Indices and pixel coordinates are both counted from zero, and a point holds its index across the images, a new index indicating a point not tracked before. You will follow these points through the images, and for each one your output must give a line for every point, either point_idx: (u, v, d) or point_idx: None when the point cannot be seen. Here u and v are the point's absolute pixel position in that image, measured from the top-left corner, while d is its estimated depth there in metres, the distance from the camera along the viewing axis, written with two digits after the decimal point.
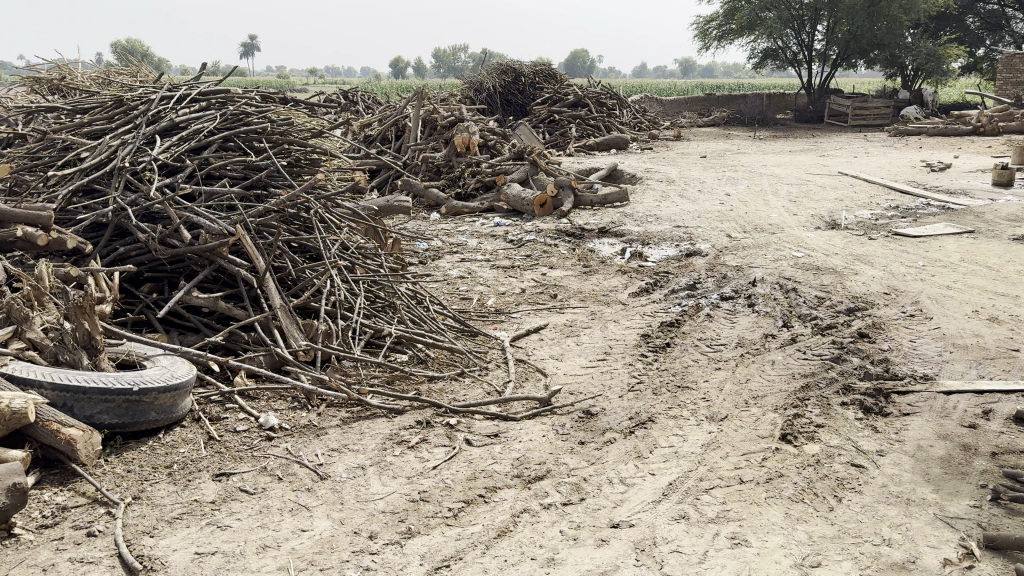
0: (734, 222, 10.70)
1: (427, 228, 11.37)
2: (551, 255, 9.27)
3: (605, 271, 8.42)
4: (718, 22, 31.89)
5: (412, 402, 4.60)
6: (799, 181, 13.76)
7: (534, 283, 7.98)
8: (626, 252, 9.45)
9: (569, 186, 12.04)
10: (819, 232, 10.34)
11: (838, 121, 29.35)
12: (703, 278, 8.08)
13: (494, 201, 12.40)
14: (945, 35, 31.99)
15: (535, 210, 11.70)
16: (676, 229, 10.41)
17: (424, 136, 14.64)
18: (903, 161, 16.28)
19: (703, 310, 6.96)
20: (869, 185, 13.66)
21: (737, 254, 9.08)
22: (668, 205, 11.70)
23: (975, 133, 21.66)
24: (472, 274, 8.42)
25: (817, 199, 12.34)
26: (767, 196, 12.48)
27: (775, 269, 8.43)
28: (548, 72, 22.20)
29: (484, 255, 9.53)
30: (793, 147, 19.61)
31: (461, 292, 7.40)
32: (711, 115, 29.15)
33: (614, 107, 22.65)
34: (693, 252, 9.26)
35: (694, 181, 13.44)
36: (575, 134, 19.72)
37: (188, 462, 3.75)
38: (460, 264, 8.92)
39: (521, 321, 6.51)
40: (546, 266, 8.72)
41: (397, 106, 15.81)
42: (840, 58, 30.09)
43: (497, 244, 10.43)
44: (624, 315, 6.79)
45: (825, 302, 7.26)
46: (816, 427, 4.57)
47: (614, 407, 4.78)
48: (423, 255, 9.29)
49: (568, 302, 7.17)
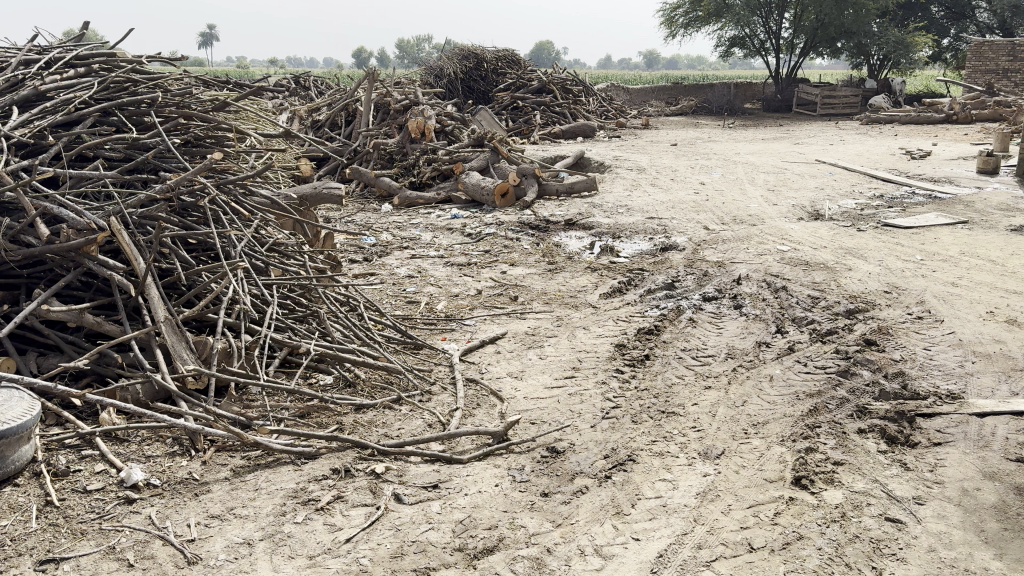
0: (711, 213, 9.83)
1: (377, 221, 10.36)
2: (511, 250, 8.33)
3: (572, 268, 7.51)
4: (684, 9, 31.15)
5: (329, 443, 3.62)
6: (775, 170, 12.96)
7: (492, 283, 7.02)
8: (594, 247, 8.55)
9: (533, 173, 11.05)
10: (803, 223, 9.54)
11: (807, 110, 28.79)
12: (681, 275, 7.21)
13: (452, 190, 11.42)
14: (912, 23, 31.59)
15: (495, 200, 10.73)
16: (649, 221, 9.52)
17: (377, 121, 13.60)
18: (881, 149, 15.61)
19: (684, 314, 6.06)
20: (849, 173, 12.92)
21: (717, 249, 8.21)
22: (639, 195, 10.81)
23: (947, 121, 21.16)
24: (422, 272, 7.45)
25: (796, 188, 11.55)
26: (744, 184, 11.66)
27: (760, 264, 7.57)
28: (510, 58, 21.25)
29: (438, 250, 8.55)
30: (765, 135, 18.88)
31: (407, 296, 6.42)
32: (678, 104, 28.39)
33: (580, 94, 21.74)
34: (668, 246, 8.39)
35: (666, 170, 12.60)
36: (539, 121, 18.76)
37: (7, 543, 2.77)
38: (410, 261, 7.95)
39: (476, 330, 5.55)
40: (506, 263, 7.77)
41: (348, 90, 14.74)
42: (808, 46, 29.51)
43: (454, 238, 9.46)
44: (594, 321, 5.87)
45: (820, 303, 6.40)
46: (834, 466, 3.68)
47: (584, 443, 3.86)
48: (369, 252, 8.29)
49: (529, 305, 6.23)
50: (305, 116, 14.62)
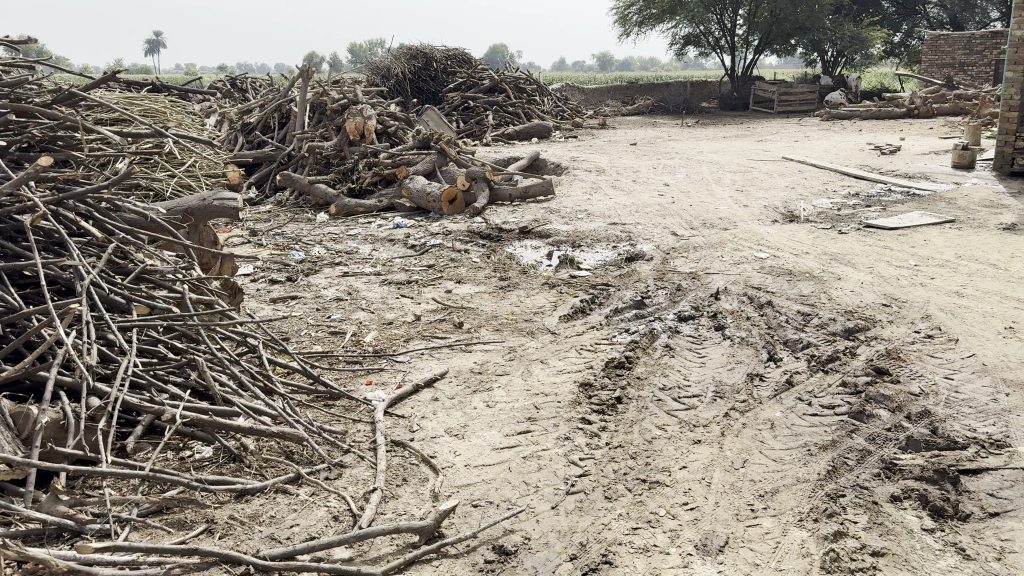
0: (678, 216, 8.96)
1: (310, 234, 9.31)
2: (458, 264, 7.34)
3: (527, 285, 6.55)
4: (637, 7, 30.48)
5: (187, 561, 2.61)
6: (742, 168, 12.17)
7: (434, 304, 6.02)
8: (553, 258, 7.63)
9: (483, 177, 10.05)
10: (778, 225, 8.73)
11: (764, 108, 28.33)
12: (651, 290, 6.30)
13: (395, 197, 10.40)
14: (866, 17, 31.31)
15: (443, 207, 9.71)
16: (611, 227, 8.61)
17: (313, 123, 12.52)
18: (848, 144, 14.99)
19: (660, 339, 5.14)
20: (819, 169, 12.21)
21: (688, 258, 7.33)
22: (599, 199, 9.89)
23: (909, 115, 20.79)
24: (354, 293, 6.42)
25: (766, 187, 10.77)
26: (710, 184, 10.84)
27: (739, 275, 6.70)
28: (461, 57, 20.29)
29: (374, 266, 7.53)
30: (726, 133, 18.18)
31: (331, 328, 5.39)
32: (635, 104, 27.67)
33: (534, 93, 20.85)
34: (634, 256, 7.50)
35: (627, 170, 11.74)
36: (491, 122, 17.80)
37: None
38: (342, 280, 6.93)
39: (410, 370, 4.54)
40: (452, 280, 6.79)
41: (283, 91, 13.64)
42: (763, 43, 29.10)
43: (395, 250, 8.45)
44: (553, 352, 4.91)
45: (812, 322, 5.54)
46: (874, 560, 2.77)
47: (542, 536, 2.89)
48: (295, 271, 7.25)
49: (476, 333, 5.25)
50: (236, 119, 13.46)
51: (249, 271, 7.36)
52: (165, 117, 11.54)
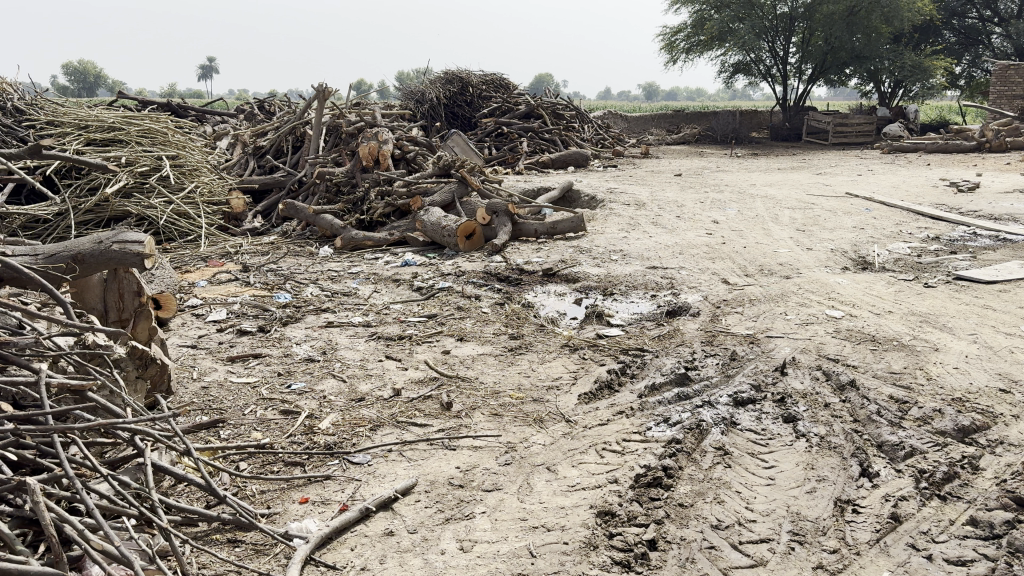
0: (730, 260, 7.67)
1: (306, 271, 8.22)
2: (465, 315, 6.16)
3: (544, 344, 5.34)
4: (685, 33, 29.24)
5: None
6: (801, 205, 10.82)
7: (426, 369, 4.83)
8: (580, 310, 6.42)
9: (505, 210, 8.90)
10: (850, 275, 7.40)
11: (818, 139, 26.86)
12: (699, 359, 5.04)
13: (408, 230, 9.30)
14: (928, 46, 29.67)
15: (459, 243, 8.55)
16: (651, 272, 7.36)
17: (328, 147, 11.54)
18: (918, 179, 13.54)
19: (710, 435, 3.87)
20: (889, 208, 10.82)
21: (743, 314, 6.05)
22: (637, 237, 8.65)
23: (979, 149, 19.21)
24: (331, 350, 5.26)
25: (831, 228, 9.44)
26: (766, 223, 9.53)
27: (808, 341, 5.41)
28: (498, 82, 19.27)
29: (367, 312, 6.40)
30: (780, 164, 16.80)
31: (285, 406, 4.23)
32: (681, 132, 26.37)
33: (573, 120, 19.73)
34: (677, 311, 6.26)
35: (670, 204, 10.49)
36: (526, 149, 16.69)
37: None
38: (324, 331, 5.80)
39: (369, 477, 3.36)
40: (454, 335, 5.59)
41: (300, 112, 12.71)
42: (816, 72, 27.70)
43: (399, 293, 7.32)
44: (564, 451, 3.67)
45: (911, 414, 4.23)
46: None
47: None
48: (272, 319, 6.14)
49: (469, 416, 4.03)
50: (249, 141, 12.56)
51: (221, 317, 6.29)
52: (166, 138, 10.69)
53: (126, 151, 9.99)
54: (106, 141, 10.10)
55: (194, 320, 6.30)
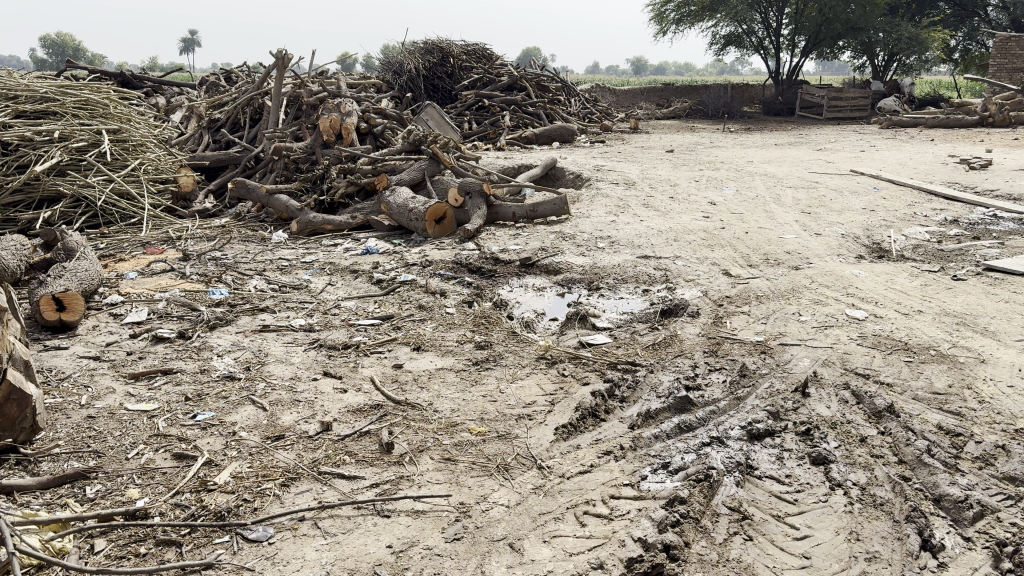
0: (731, 248, 6.80)
1: (254, 260, 7.29)
2: (425, 316, 5.26)
3: (516, 355, 4.45)
4: (675, 3, 28.13)
5: None
6: (805, 184, 9.95)
7: (369, 391, 3.94)
8: (560, 310, 5.54)
9: (480, 191, 7.98)
10: (866, 265, 6.54)
11: (811, 113, 25.96)
12: (703, 375, 4.16)
13: (372, 212, 8.37)
14: (926, 17, 28.70)
15: (427, 228, 7.64)
16: (642, 262, 6.48)
17: (288, 120, 10.54)
18: (925, 156, 12.68)
19: (722, 489, 3.00)
20: (898, 187, 9.97)
21: (751, 315, 5.18)
22: (627, 221, 7.75)
23: (982, 124, 18.35)
24: (258, 364, 4.36)
25: (839, 210, 8.57)
26: (768, 204, 8.66)
27: (831, 350, 4.55)
28: (479, 52, 18.20)
29: (314, 312, 5.49)
30: (777, 139, 15.90)
31: (182, 447, 3.34)
32: (672, 106, 25.38)
33: (558, 93, 18.73)
34: (672, 311, 5.39)
35: (663, 183, 9.59)
36: (508, 123, 15.72)
37: None
38: (257, 337, 4.90)
39: (268, 564, 2.49)
40: (409, 343, 4.69)
41: (260, 81, 11.66)
42: (810, 45, 26.74)
43: (355, 287, 6.41)
44: (534, 516, 2.79)
45: (972, 453, 3.37)
46: None
47: None
48: (198, 321, 5.24)
49: (413, 461, 3.15)
50: (205, 114, 11.53)
51: (140, 318, 5.39)
52: (106, 110, 9.66)
53: (60, 123, 8.96)
54: (36, 113, 9.09)
55: (109, 322, 5.39)
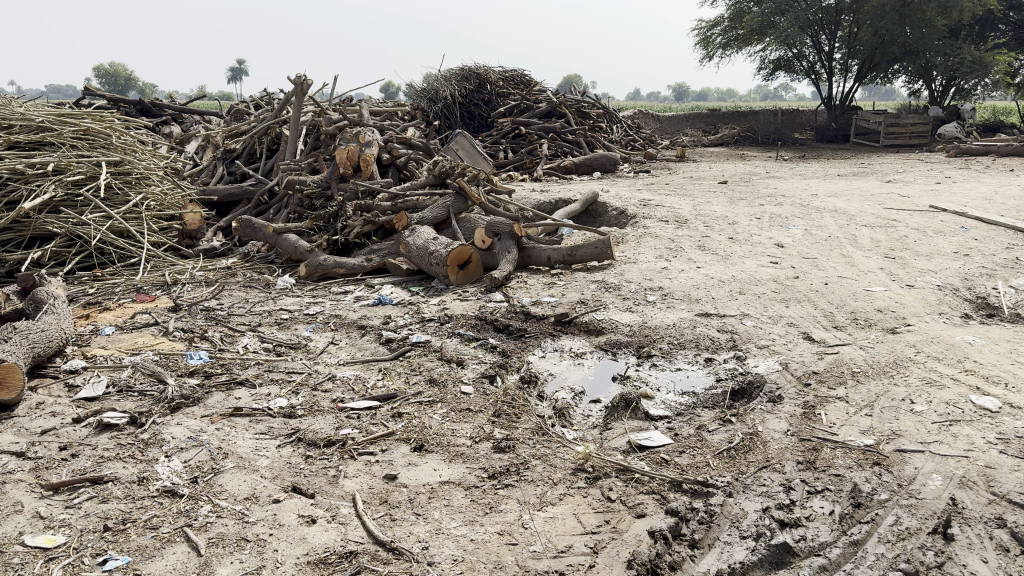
0: (808, 305, 5.68)
1: (252, 310, 6.38)
2: (436, 395, 4.24)
3: (548, 459, 3.40)
4: (722, 27, 27.07)
5: None
6: (881, 222, 8.76)
7: (349, 522, 2.93)
8: (604, 387, 4.48)
9: (511, 232, 6.98)
10: (978, 328, 5.37)
11: (867, 140, 24.58)
12: (799, 502, 3.08)
13: (390, 254, 7.42)
14: (989, 39, 27.21)
15: (450, 274, 6.65)
16: (703, 322, 5.40)
17: (306, 151, 9.70)
18: (1010, 189, 11.35)
19: None
20: (990, 226, 8.72)
21: (850, 403, 4.06)
22: (681, 268, 6.67)
23: None
24: (214, 471, 3.38)
25: (926, 256, 7.37)
26: (844, 247, 7.50)
27: (968, 461, 3.41)
28: (518, 78, 17.34)
29: (304, 385, 4.51)
30: (839, 169, 14.66)
31: None
32: (719, 133, 24.21)
33: (600, 120, 17.73)
34: (746, 394, 4.30)
35: (719, 221, 8.49)
36: (546, 153, 14.76)
37: None
38: (226, 425, 3.93)
39: None
40: (412, 438, 3.67)
41: (280, 107, 10.87)
42: (864, 69, 25.42)
43: (362, 348, 5.44)
44: None
45: None
46: None
47: None
48: (160, 400, 4.28)
49: None
50: (221, 143, 10.76)
51: (95, 393, 4.46)
52: (109, 141, 8.92)
53: (56, 155, 8.21)
54: (31, 144, 8.35)
55: (59, 397, 4.48)
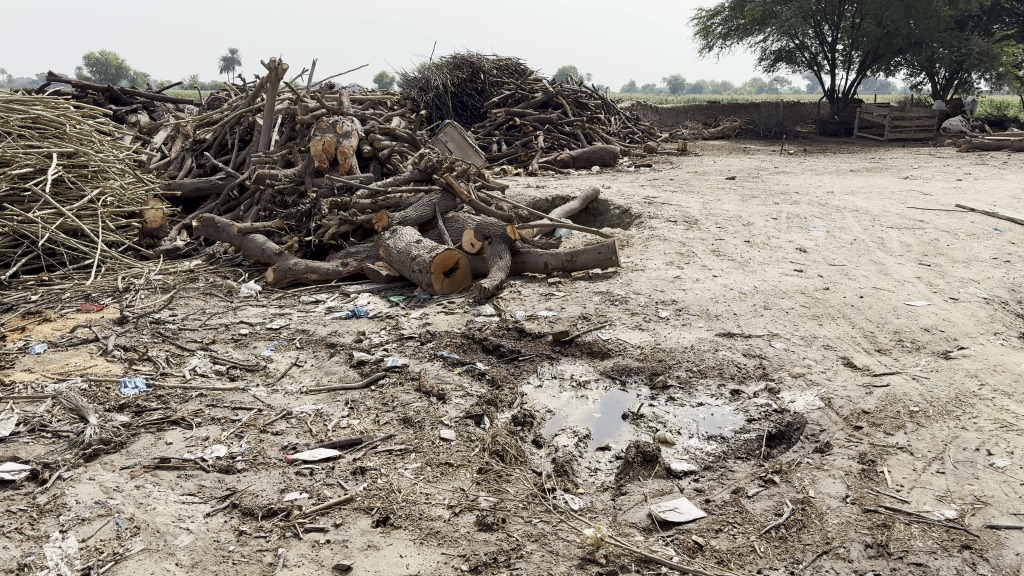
0: (843, 324, 4.93)
1: (210, 323, 5.61)
2: (410, 442, 3.48)
3: (547, 540, 2.66)
4: (722, 17, 26.26)
5: None
6: (907, 224, 8.00)
7: None
8: (611, 430, 3.72)
9: (503, 235, 6.21)
10: None
11: (871, 134, 23.81)
12: None
13: (368, 258, 6.65)
14: (996, 31, 26.42)
15: (435, 282, 5.88)
16: (725, 343, 4.64)
17: (281, 142, 8.90)
18: None
19: None
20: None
21: (916, 456, 3.30)
22: (695, 277, 5.91)
23: None
24: (118, 557, 2.62)
25: (965, 263, 6.61)
26: (873, 252, 6.74)
27: None
28: (512, 67, 16.52)
29: (252, 424, 3.75)
30: (850, 165, 13.89)
31: None
32: (719, 126, 23.42)
33: (598, 112, 16.93)
34: (784, 440, 3.55)
35: (733, 222, 7.73)
36: (541, 145, 13.97)
37: None
38: (147, 482, 3.17)
39: None
40: (375, 506, 2.91)
41: (256, 94, 10.05)
42: (868, 61, 24.63)
43: (329, 371, 4.67)
44: None
45: None
46: None
47: None
48: (74, 445, 3.51)
49: None
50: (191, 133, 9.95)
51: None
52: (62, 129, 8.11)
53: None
54: None
55: None
